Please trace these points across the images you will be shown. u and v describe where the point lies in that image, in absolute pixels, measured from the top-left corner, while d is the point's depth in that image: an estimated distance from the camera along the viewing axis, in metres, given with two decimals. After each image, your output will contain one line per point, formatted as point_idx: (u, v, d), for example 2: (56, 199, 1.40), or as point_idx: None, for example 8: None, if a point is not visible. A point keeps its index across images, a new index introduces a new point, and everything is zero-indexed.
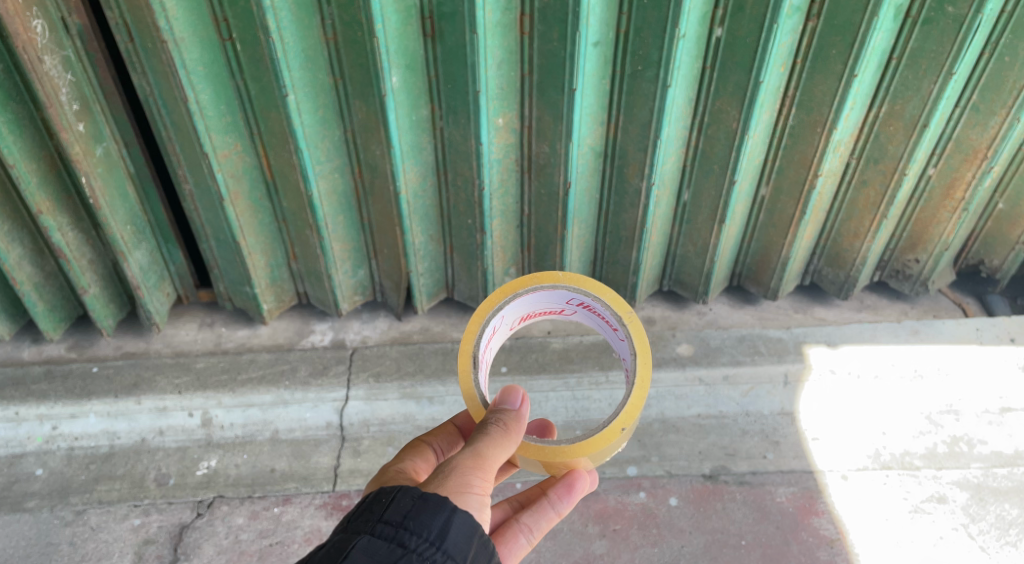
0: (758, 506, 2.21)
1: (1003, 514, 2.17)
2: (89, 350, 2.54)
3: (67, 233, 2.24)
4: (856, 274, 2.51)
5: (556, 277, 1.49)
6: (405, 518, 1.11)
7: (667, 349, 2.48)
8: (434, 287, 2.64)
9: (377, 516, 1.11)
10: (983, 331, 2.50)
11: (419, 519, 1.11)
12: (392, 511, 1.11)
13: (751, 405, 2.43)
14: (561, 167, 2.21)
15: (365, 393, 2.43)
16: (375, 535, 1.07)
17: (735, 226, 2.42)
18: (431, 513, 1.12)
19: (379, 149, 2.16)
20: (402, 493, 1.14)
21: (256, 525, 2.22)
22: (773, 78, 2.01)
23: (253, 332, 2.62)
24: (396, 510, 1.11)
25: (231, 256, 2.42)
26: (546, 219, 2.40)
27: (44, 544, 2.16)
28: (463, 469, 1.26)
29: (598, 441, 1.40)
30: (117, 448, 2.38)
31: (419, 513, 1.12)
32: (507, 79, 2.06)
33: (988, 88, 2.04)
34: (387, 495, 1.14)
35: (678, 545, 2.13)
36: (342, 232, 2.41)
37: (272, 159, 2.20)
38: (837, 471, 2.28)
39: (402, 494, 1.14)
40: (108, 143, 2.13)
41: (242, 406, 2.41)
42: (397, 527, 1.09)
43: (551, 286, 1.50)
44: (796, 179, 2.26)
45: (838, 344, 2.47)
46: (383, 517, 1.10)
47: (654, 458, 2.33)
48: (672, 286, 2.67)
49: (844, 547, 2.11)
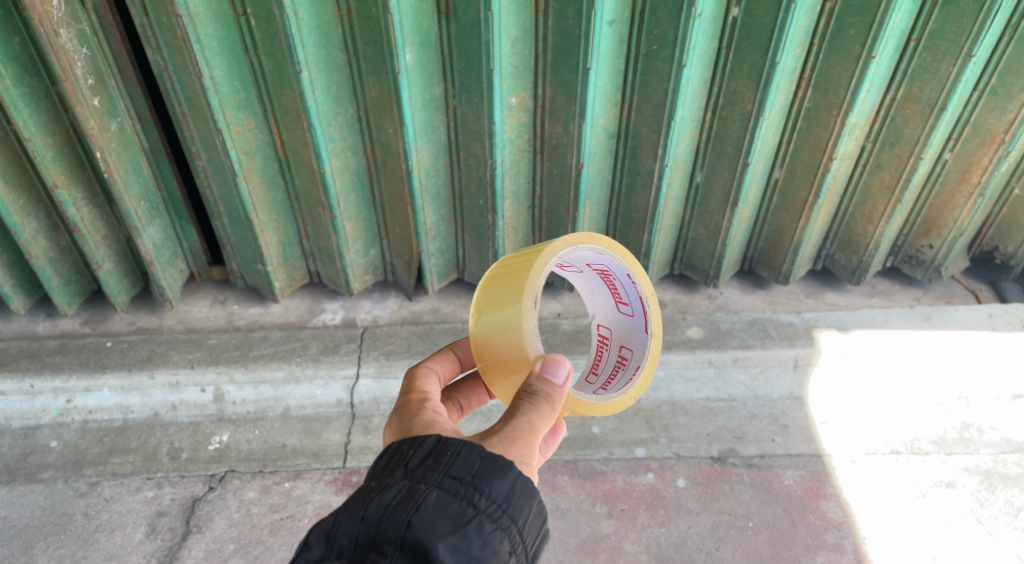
0: (765, 489, 2.22)
1: (1012, 500, 2.17)
2: (102, 325, 2.56)
3: (81, 208, 2.25)
4: (869, 259, 2.50)
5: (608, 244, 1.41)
6: (477, 479, 1.07)
7: (678, 332, 2.48)
8: (445, 268, 2.65)
9: (444, 469, 1.08)
10: (995, 318, 2.50)
11: (492, 481, 1.08)
12: (459, 467, 1.08)
13: (760, 388, 2.43)
14: (574, 148, 2.21)
15: (376, 371, 2.45)
16: (443, 491, 1.05)
17: (748, 209, 2.41)
18: (504, 476, 1.09)
19: (392, 127, 2.16)
20: (469, 452, 1.09)
21: (268, 499, 2.25)
22: (789, 59, 2.00)
23: (265, 310, 2.64)
24: (464, 467, 1.08)
25: (244, 233, 2.43)
26: (557, 200, 2.40)
27: (58, 514, 2.19)
28: (518, 440, 1.17)
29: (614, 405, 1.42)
30: (130, 421, 2.40)
31: (491, 476, 1.08)
32: (521, 58, 2.06)
33: (1007, 71, 2.02)
34: (453, 449, 1.10)
35: (685, 526, 2.15)
36: (355, 211, 2.42)
37: (285, 137, 2.20)
38: (846, 455, 2.28)
39: (471, 452, 1.09)
40: (122, 118, 2.13)
41: (254, 383, 2.43)
42: (469, 488, 1.06)
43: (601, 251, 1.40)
44: (810, 162, 2.25)
45: (849, 329, 2.47)
46: (451, 472, 1.07)
47: (662, 440, 2.34)
48: (682, 269, 2.67)
49: (852, 530, 2.12)
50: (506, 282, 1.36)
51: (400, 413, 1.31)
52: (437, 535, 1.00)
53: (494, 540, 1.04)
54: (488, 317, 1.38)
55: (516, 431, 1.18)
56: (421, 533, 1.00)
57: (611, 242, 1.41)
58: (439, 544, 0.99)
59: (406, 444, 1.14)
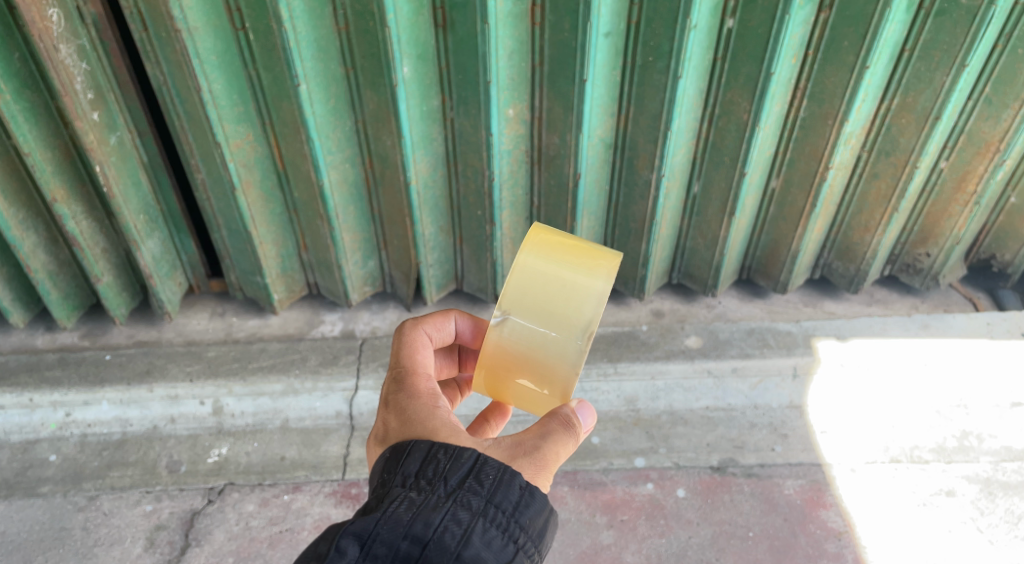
0: (766, 498, 2.21)
1: (1013, 508, 2.16)
2: (101, 338, 2.56)
3: (81, 222, 2.26)
4: (866, 268, 2.50)
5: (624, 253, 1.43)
6: (521, 512, 1.01)
7: (677, 342, 2.48)
8: (444, 279, 2.65)
9: (484, 497, 1.00)
10: (993, 326, 2.50)
11: (534, 516, 1.02)
12: (500, 497, 1.01)
13: (760, 398, 2.43)
14: (571, 158, 2.22)
15: (375, 382, 2.45)
16: (485, 523, 0.98)
17: (745, 219, 2.42)
18: (544, 512, 1.04)
19: (390, 139, 2.17)
20: (512, 481, 1.03)
21: (267, 512, 2.25)
22: (784, 69, 2.01)
23: (264, 322, 2.64)
24: (505, 497, 1.01)
25: (242, 245, 2.44)
26: (555, 211, 2.41)
27: (57, 529, 2.19)
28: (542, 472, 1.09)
29: None
30: (129, 435, 2.40)
31: (534, 511, 1.02)
32: (518, 70, 2.07)
33: (1001, 80, 2.03)
34: (494, 474, 1.03)
35: (685, 536, 2.14)
36: (353, 223, 2.43)
37: (283, 149, 2.21)
38: (846, 464, 2.28)
39: (513, 481, 1.03)
40: (121, 132, 2.15)
41: (253, 395, 2.43)
42: (512, 521, 1.00)
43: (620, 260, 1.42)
44: (807, 171, 2.26)
45: (847, 337, 2.47)
46: (492, 501, 1.00)
47: (662, 450, 2.34)
48: (681, 278, 2.67)
49: (853, 539, 2.11)
50: (563, 268, 1.24)
51: (402, 402, 1.17)
52: None
53: None
54: (531, 298, 1.23)
55: (548, 460, 1.10)
56: None
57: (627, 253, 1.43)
58: None
59: (440, 452, 1.06)
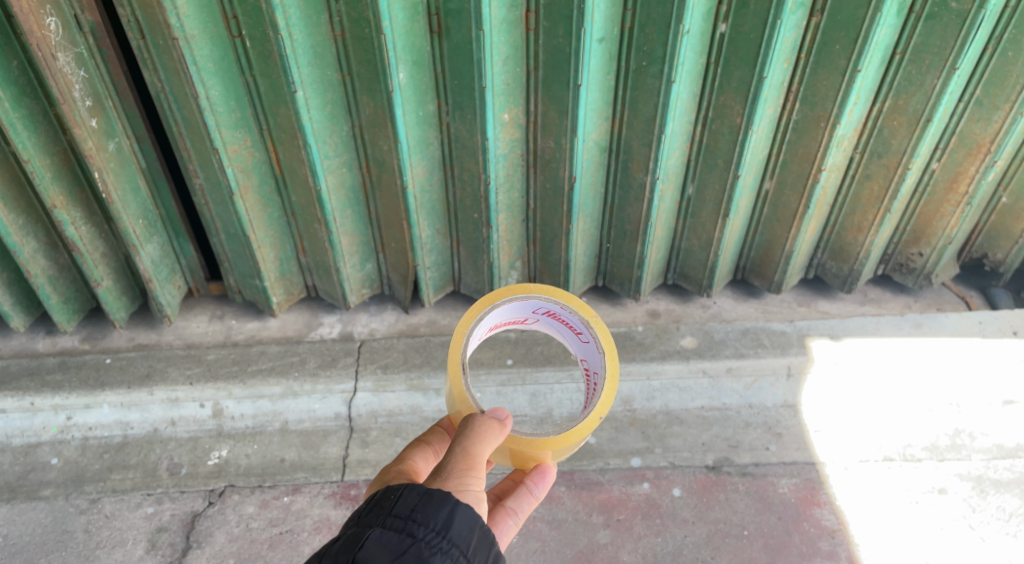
0: (760, 497, 2.25)
1: (1004, 505, 2.19)
2: (102, 342, 2.58)
3: (80, 227, 2.28)
4: (859, 268, 2.52)
5: (528, 288, 1.62)
6: (417, 511, 1.18)
7: (672, 342, 2.50)
8: (441, 281, 2.66)
9: (387, 510, 1.17)
10: (985, 325, 2.51)
11: (434, 513, 1.18)
12: (399, 506, 1.18)
13: (754, 397, 2.45)
14: (566, 162, 2.23)
15: (373, 384, 2.48)
16: (385, 527, 1.14)
17: (739, 220, 2.44)
18: (443, 508, 1.19)
19: (386, 144, 2.18)
20: (408, 490, 1.20)
21: (267, 514, 2.29)
22: (777, 73, 2.03)
23: (263, 324, 2.66)
24: (404, 504, 1.18)
25: (241, 249, 2.46)
26: (551, 213, 2.43)
27: (60, 531, 2.22)
28: (458, 474, 1.34)
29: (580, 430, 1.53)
30: (130, 437, 2.42)
31: (454, 521, 1.18)
32: (513, 75, 2.09)
33: (992, 82, 2.05)
34: (394, 492, 1.21)
35: (681, 535, 2.19)
36: (351, 227, 2.45)
37: (281, 155, 2.23)
38: (839, 463, 2.30)
39: (410, 490, 1.21)
40: (119, 138, 2.16)
41: (253, 397, 2.45)
42: (434, 532, 1.16)
43: (524, 295, 1.62)
44: (800, 174, 2.28)
45: (841, 337, 2.48)
46: (392, 511, 1.17)
47: (657, 449, 2.38)
48: (676, 279, 2.69)
49: (845, 537, 2.14)
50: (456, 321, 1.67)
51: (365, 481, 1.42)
52: None
53: None
54: None
55: (461, 465, 1.35)
56: None
57: (533, 285, 1.63)
58: None
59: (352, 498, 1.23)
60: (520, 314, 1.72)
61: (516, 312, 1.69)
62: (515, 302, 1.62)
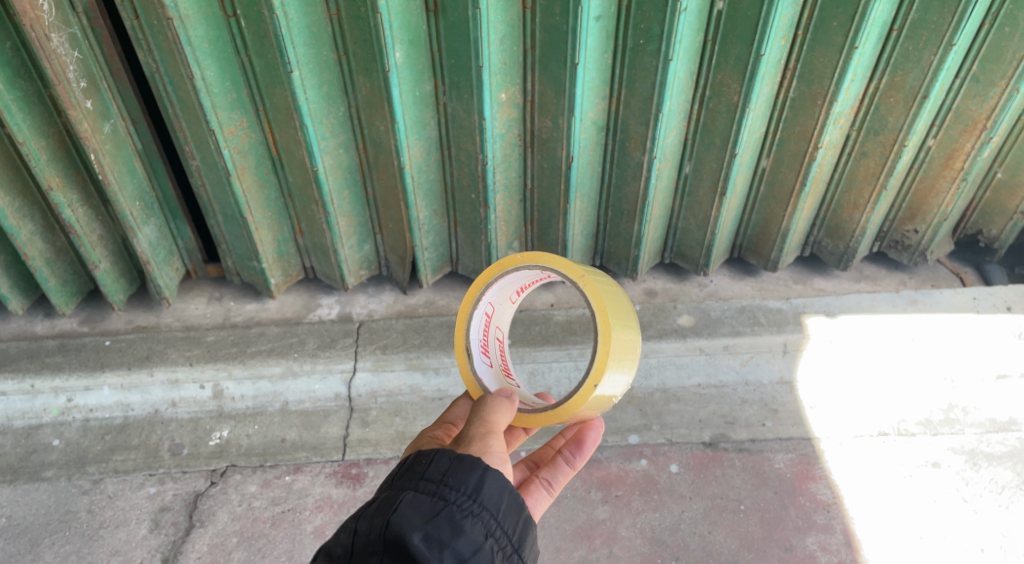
0: (756, 472, 2.28)
1: (996, 478, 2.22)
2: (100, 324, 2.58)
3: (77, 209, 2.27)
4: (855, 245, 2.53)
5: (516, 260, 1.64)
6: (448, 476, 1.20)
7: (669, 321, 2.52)
8: (439, 262, 2.67)
9: (419, 475, 1.20)
10: (979, 301, 2.52)
11: (464, 477, 1.20)
12: (431, 471, 1.21)
13: (751, 374, 2.47)
14: (564, 141, 2.24)
15: (373, 364, 2.49)
16: (418, 491, 1.17)
17: (736, 199, 2.45)
18: (473, 473, 1.21)
19: (383, 124, 2.18)
20: (440, 455, 1.23)
21: (269, 493, 2.31)
22: (774, 50, 2.03)
23: (262, 306, 2.66)
24: (435, 469, 1.21)
25: (239, 231, 2.45)
26: (548, 193, 2.43)
27: (63, 512, 2.24)
28: (481, 439, 1.39)
29: (576, 400, 1.54)
30: (131, 419, 2.44)
31: (484, 485, 1.21)
32: (510, 54, 2.08)
33: (988, 58, 2.05)
34: (426, 457, 1.23)
35: (678, 510, 2.23)
36: (348, 207, 2.45)
37: (277, 135, 2.22)
38: (834, 438, 2.33)
39: (442, 455, 1.23)
40: (115, 120, 2.15)
41: (253, 378, 2.47)
42: (465, 496, 1.18)
43: (513, 268, 1.65)
44: (796, 151, 2.28)
45: (837, 314, 2.50)
46: (424, 475, 1.20)
47: (655, 427, 2.41)
48: (673, 258, 2.70)
49: (840, 510, 2.18)
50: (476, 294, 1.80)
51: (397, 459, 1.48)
52: (413, 527, 1.10)
53: (468, 527, 1.15)
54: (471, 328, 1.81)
55: (482, 431, 1.41)
56: (399, 527, 1.10)
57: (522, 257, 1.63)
58: (415, 534, 1.09)
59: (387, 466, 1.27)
60: (533, 277, 1.71)
61: (524, 278, 1.71)
62: (506, 277, 1.67)
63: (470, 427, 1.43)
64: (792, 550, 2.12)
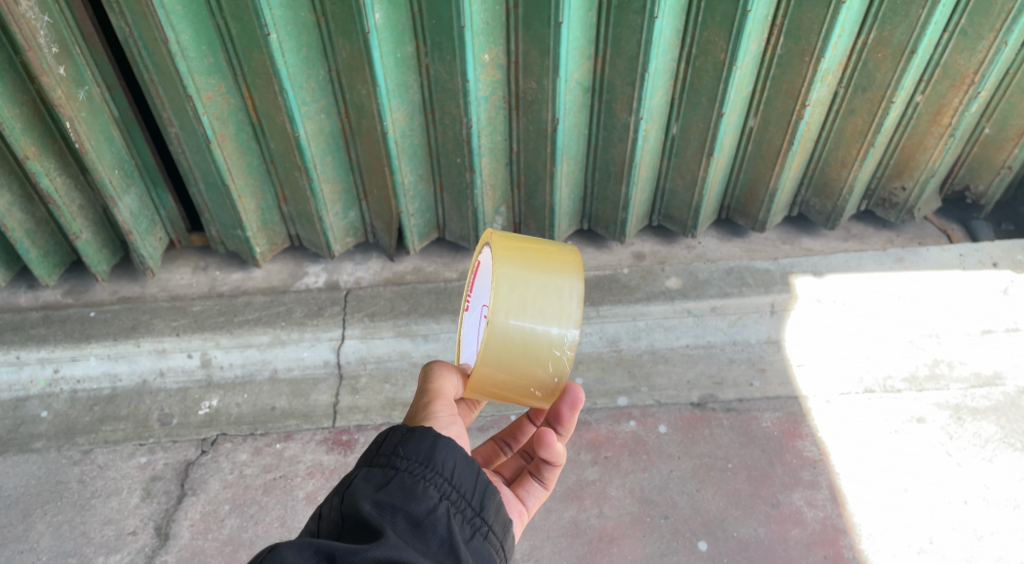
0: (744, 431, 2.30)
1: (980, 432, 2.25)
2: (85, 295, 2.56)
3: (55, 179, 2.23)
4: (843, 204, 2.52)
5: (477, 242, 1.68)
6: (400, 447, 1.25)
7: (657, 283, 2.51)
8: (426, 228, 2.65)
9: (374, 453, 1.26)
10: (966, 257, 2.54)
11: (415, 446, 1.25)
12: (385, 446, 1.26)
13: (738, 334, 2.48)
14: (549, 103, 2.20)
15: (361, 331, 2.49)
16: (372, 466, 1.22)
17: (724, 159, 2.42)
18: (425, 439, 1.25)
19: (365, 88, 2.14)
20: (392, 431, 1.28)
21: (260, 460, 2.32)
22: (761, 6, 1.99)
23: (248, 275, 2.64)
24: (388, 444, 1.26)
25: (221, 199, 2.42)
26: (534, 156, 2.40)
27: (54, 482, 2.25)
28: (425, 408, 1.42)
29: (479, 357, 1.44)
30: (119, 389, 2.43)
31: (437, 450, 1.24)
32: (492, 13, 2.03)
33: (977, 11, 2.02)
34: (381, 435, 1.29)
35: (667, 470, 2.25)
36: (332, 173, 2.41)
37: (257, 101, 2.18)
38: (821, 396, 2.35)
39: (394, 431, 1.28)
40: (89, 86, 2.10)
41: (241, 347, 2.46)
42: (418, 463, 1.22)
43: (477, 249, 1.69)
44: (784, 110, 2.26)
45: (824, 273, 2.51)
46: (378, 452, 1.25)
47: (643, 388, 2.42)
48: (661, 220, 2.69)
49: (826, 466, 2.21)
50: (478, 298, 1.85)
51: None
52: (364, 496, 1.15)
53: (422, 491, 1.18)
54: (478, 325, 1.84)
55: (426, 402, 1.43)
56: (351, 498, 1.15)
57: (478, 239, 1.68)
58: (365, 501, 1.14)
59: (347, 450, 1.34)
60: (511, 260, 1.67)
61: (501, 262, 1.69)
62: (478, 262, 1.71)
63: (416, 399, 1.45)
64: (778, 506, 2.15)
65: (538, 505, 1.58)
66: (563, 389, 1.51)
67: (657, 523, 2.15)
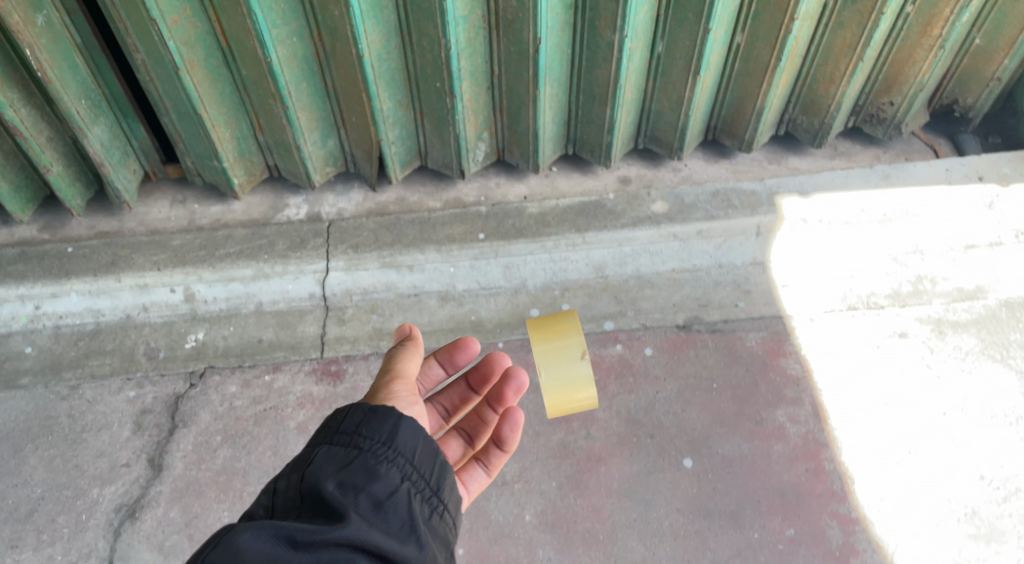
0: (728, 352, 2.33)
1: (961, 345, 2.31)
2: (61, 231, 2.51)
3: (19, 110, 2.16)
4: (830, 122, 2.49)
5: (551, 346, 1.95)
6: (362, 429, 1.41)
7: (643, 208, 2.49)
8: (408, 156, 2.59)
9: (338, 429, 1.42)
10: (952, 171, 2.53)
11: (378, 427, 1.42)
12: (348, 425, 1.42)
13: (724, 257, 2.48)
14: (530, 23, 2.12)
15: (345, 263, 2.46)
16: (334, 445, 1.39)
17: (710, 77, 2.37)
18: (388, 420, 1.42)
19: (337, 9, 2.04)
20: (355, 410, 1.44)
21: (249, 392, 2.33)
22: None
23: (227, 208, 2.59)
24: (353, 422, 1.43)
25: (195, 129, 2.35)
26: (516, 79, 2.33)
27: (44, 417, 2.26)
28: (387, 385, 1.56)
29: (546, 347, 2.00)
30: (103, 324, 2.42)
31: (400, 432, 1.42)
32: None
33: None
34: (344, 412, 1.45)
35: (653, 391, 2.28)
36: (308, 101, 2.33)
37: (225, 24, 2.09)
38: (804, 314, 2.38)
39: (359, 409, 1.44)
40: (47, 10, 2.00)
41: (224, 281, 2.43)
42: (382, 444, 1.39)
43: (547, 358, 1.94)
44: (772, 24, 2.19)
45: (810, 193, 2.49)
46: (342, 430, 1.42)
47: (629, 313, 2.44)
48: (646, 143, 2.64)
49: (808, 383, 2.25)
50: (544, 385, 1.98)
51: None
52: (329, 477, 1.32)
53: (385, 472, 1.35)
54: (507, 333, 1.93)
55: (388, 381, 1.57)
56: (316, 477, 1.32)
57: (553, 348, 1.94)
58: (330, 483, 1.31)
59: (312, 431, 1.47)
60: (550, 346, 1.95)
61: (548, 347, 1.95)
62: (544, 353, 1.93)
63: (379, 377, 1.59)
64: (762, 423, 2.19)
65: (480, 488, 1.80)
66: (510, 374, 1.77)
67: (644, 443, 2.19)
